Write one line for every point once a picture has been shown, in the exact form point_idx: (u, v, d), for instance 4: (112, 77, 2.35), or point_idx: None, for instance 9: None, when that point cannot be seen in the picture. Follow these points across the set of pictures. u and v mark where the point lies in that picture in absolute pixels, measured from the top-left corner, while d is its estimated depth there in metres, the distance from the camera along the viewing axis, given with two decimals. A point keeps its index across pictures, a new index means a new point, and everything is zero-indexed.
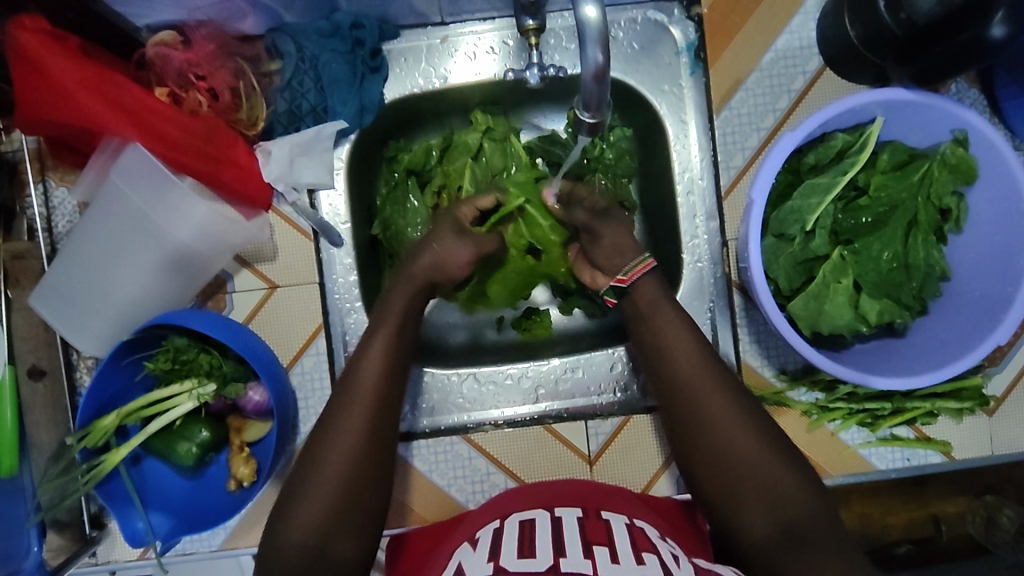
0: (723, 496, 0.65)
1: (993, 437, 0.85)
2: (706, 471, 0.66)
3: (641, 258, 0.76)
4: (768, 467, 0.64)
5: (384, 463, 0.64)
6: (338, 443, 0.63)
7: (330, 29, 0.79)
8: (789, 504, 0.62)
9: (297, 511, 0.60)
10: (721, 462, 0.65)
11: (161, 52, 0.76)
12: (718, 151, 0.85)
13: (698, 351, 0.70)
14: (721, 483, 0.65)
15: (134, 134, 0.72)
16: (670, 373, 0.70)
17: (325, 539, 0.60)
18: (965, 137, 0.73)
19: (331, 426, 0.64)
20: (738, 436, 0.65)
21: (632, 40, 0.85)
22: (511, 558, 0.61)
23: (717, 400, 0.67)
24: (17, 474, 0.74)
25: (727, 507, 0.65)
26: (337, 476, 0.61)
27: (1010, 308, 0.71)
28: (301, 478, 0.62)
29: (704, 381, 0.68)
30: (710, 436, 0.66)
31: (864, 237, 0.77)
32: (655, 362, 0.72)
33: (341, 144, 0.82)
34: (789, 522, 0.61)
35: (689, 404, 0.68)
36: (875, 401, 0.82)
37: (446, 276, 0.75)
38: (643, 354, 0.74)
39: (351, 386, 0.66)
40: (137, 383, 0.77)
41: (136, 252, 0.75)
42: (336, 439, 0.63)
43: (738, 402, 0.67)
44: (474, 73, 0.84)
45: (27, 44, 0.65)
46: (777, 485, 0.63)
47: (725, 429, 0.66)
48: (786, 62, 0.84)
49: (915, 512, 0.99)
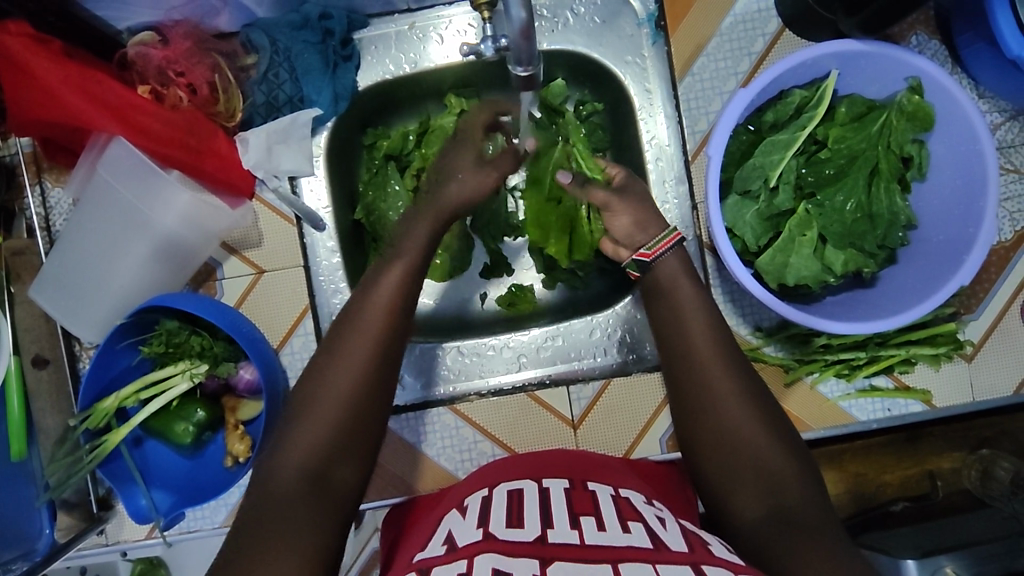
0: (722, 472, 0.63)
1: (973, 383, 0.86)
2: (705, 443, 0.65)
3: (666, 235, 0.77)
4: (762, 444, 0.63)
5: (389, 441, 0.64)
6: (338, 380, 0.59)
7: (300, 22, 0.83)
8: (787, 480, 0.61)
9: (290, 448, 0.56)
10: (724, 433, 0.64)
11: (142, 51, 0.80)
12: (683, 117, 0.87)
13: (708, 329, 0.70)
14: (721, 457, 0.64)
15: (117, 129, 0.76)
16: (680, 336, 0.70)
17: (321, 475, 0.55)
18: (920, 85, 0.75)
19: (333, 358, 0.60)
20: (734, 407, 0.65)
21: (594, 15, 0.87)
22: (499, 526, 0.62)
23: (721, 375, 0.66)
24: (26, 459, 0.78)
25: (722, 485, 0.63)
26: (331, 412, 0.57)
27: (972, 248, 0.73)
28: (292, 419, 0.58)
29: (706, 352, 0.68)
30: (713, 403, 0.65)
31: (826, 189, 0.78)
32: (671, 336, 0.71)
33: (319, 132, 0.86)
34: (780, 509, 0.59)
35: (695, 369, 0.67)
36: (850, 351, 0.84)
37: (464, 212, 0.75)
38: (658, 320, 0.73)
39: (352, 326, 0.62)
40: (135, 367, 0.81)
41: (127, 243, 0.79)
42: (334, 370, 0.59)
43: (739, 375, 0.67)
44: (445, 56, 0.87)
45: (12, 46, 0.70)
46: (771, 462, 0.62)
47: (724, 397, 0.65)
48: (745, 25, 0.86)
49: (909, 469, 0.91)
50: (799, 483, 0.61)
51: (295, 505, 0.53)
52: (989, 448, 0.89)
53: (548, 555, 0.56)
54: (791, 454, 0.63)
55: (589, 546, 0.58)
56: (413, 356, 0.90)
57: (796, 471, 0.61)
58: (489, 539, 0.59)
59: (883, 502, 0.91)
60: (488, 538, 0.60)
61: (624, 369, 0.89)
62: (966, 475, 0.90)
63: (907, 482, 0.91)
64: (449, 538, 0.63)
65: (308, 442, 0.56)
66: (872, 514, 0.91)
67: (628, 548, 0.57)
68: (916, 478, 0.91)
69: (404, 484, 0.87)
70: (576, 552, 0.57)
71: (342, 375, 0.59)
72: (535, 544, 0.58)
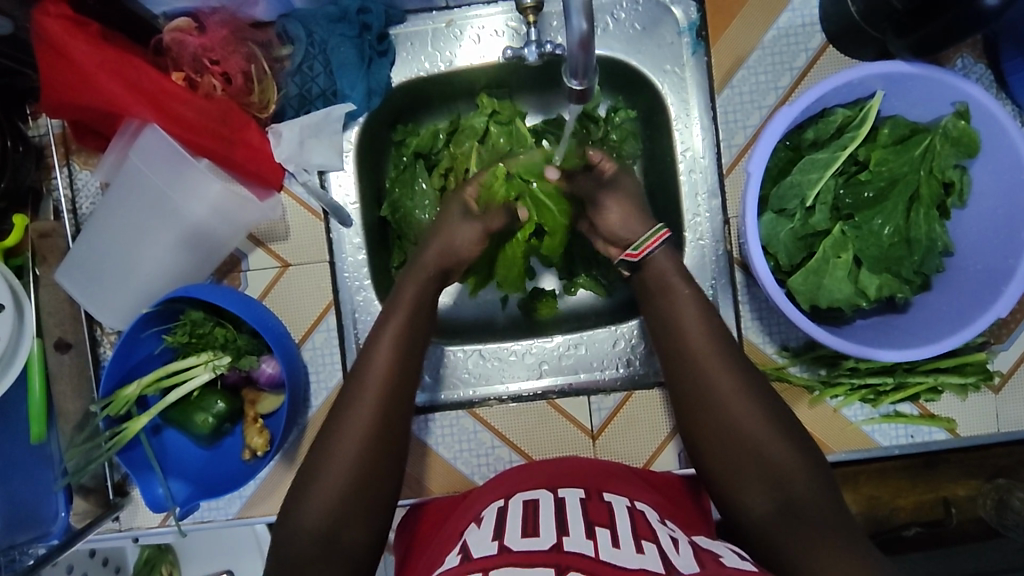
0: (727, 470, 0.65)
1: (998, 414, 0.86)
2: (716, 451, 0.66)
3: (655, 231, 0.77)
4: (776, 447, 0.63)
5: (394, 455, 0.65)
6: (350, 427, 0.65)
7: (338, 14, 0.82)
8: (800, 494, 0.61)
9: (310, 496, 0.62)
10: (733, 439, 0.65)
11: (178, 38, 0.79)
12: (719, 130, 0.86)
13: (725, 344, 0.69)
14: (733, 466, 0.64)
15: (150, 116, 0.76)
16: (683, 353, 0.70)
17: (337, 525, 0.61)
18: (967, 110, 0.73)
19: (351, 405, 0.66)
20: (747, 417, 0.65)
21: (634, 21, 0.86)
22: (514, 538, 0.61)
23: (737, 398, 0.66)
24: (45, 441, 0.78)
25: (732, 484, 0.64)
26: (348, 458, 0.63)
27: (1010, 281, 0.72)
28: (312, 469, 0.64)
29: (713, 362, 0.68)
30: (726, 415, 0.65)
31: (865, 212, 0.77)
32: (677, 366, 0.70)
33: (351, 127, 0.85)
34: (804, 526, 0.59)
35: (700, 383, 0.67)
36: (878, 376, 0.83)
37: (455, 261, 0.80)
38: (659, 337, 0.73)
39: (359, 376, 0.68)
40: (157, 355, 0.81)
41: (154, 230, 0.78)
42: (348, 420, 0.65)
43: (748, 386, 0.66)
44: (480, 56, 0.86)
45: (51, 28, 0.70)
46: (785, 473, 0.62)
47: (734, 406, 0.65)
48: (788, 40, 0.84)
49: (923, 494, 0.90)
50: (822, 505, 0.60)
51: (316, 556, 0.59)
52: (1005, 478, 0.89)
53: (565, 563, 0.56)
54: (812, 470, 0.63)
55: (603, 561, 0.57)
56: (432, 356, 0.90)
57: (816, 494, 0.61)
58: (504, 553, 0.58)
59: (896, 526, 0.90)
60: (503, 551, 0.59)
61: (645, 381, 0.88)
62: (981, 504, 0.90)
63: (920, 507, 0.90)
64: (464, 549, 0.62)
65: (327, 488, 0.62)
66: (885, 537, 0.90)
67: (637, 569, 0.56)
68: (928, 503, 0.90)
69: (419, 485, 0.87)
70: (591, 564, 0.56)
71: (349, 425, 0.65)
72: (552, 552, 0.58)
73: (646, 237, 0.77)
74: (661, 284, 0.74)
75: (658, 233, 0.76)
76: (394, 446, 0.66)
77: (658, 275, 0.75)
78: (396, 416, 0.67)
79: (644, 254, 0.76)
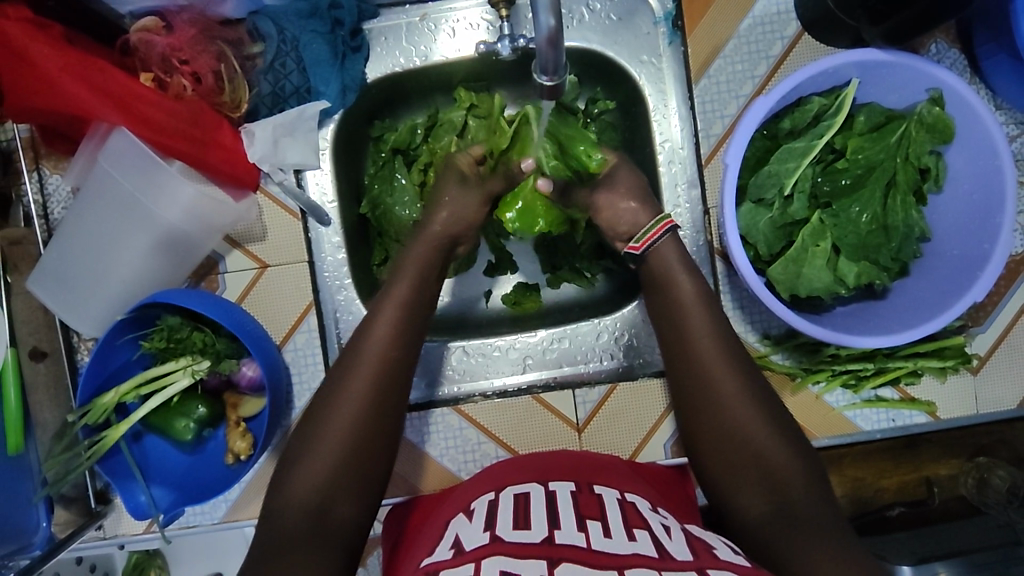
0: (724, 469, 0.65)
1: (977, 395, 0.87)
2: (710, 439, 0.67)
3: (657, 221, 0.77)
4: (772, 448, 0.63)
5: (382, 467, 0.64)
6: (330, 430, 0.63)
7: (309, 10, 0.80)
8: (788, 481, 0.61)
9: (287, 496, 0.60)
10: (732, 437, 0.65)
11: (145, 38, 0.78)
12: (698, 119, 0.85)
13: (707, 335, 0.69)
14: (727, 458, 0.65)
15: (118, 118, 0.74)
16: (682, 342, 0.71)
17: (328, 499, 0.60)
18: (940, 96, 0.74)
19: (343, 392, 0.65)
20: (745, 416, 0.65)
21: (610, 12, 0.85)
22: (506, 529, 0.62)
23: (733, 393, 0.66)
24: (23, 453, 0.75)
25: (722, 471, 0.65)
26: (325, 463, 0.61)
27: (987, 265, 0.73)
28: (290, 468, 0.62)
29: (717, 363, 0.68)
30: (725, 414, 0.66)
31: (842, 199, 0.77)
32: (682, 365, 0.70)
33: (326, 125, 0.84)
34: (789, 512, 0.60)
35: (702, 379, 0.68)
36: (858, 362, 0.84)
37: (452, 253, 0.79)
38: (661, 330, 0.74)
39: (344, 378, 0.66)
40: (135, 361, 0.80)
41: (126, 235, 0.77)
42: (329, 422, 0.63)
43: (747, 385, 0.67)
44: (456, 49, 0.85)
45: (11, 32, 0.67)
46: (775, 461, 0.63)
47: (728, 400, 0.66)
48: (763, 28, 0.84)
49: (907, 475, 0.90)
50: (808, 494, 0.61)
51: (307, 527, 0.58)
52: (986, 456, 0.89)
53: (557, 556, 0.56)
54: (800, 461, 0.63)
55: (596, 550, 0.57)
56: (427, 354, 0.90)
57: (804, 482, 0.62)
58: (495, 543, 0.59)
59: (881, 506, 0.90)
60: (496, 541, 0.59)
61: (630, 373, 0.89)
62: (963, 482, 0.90)
63: (904, 487, 0.90)
64: (456, 542, 0.62)
65: (319, 467, 0.61)
66: (870, 518, 0.90)
67: (630, 555, 0.57)
68: (912, 483, 0.90)
69: (406, 483, 0.86)
70: (584, 556, 0.56)
71: (334, 431, 0.63)
72: (542, 546, 0.58)
73: (648, 229, 0.77)
74: (660, 274, 0.75)
75: (662, 222, 0.77)
76: (385, 455, 0.65)
77: (669, 268, 0.75)
78: (384, 407, 0.66)
79: (647, 246, 0.76)
